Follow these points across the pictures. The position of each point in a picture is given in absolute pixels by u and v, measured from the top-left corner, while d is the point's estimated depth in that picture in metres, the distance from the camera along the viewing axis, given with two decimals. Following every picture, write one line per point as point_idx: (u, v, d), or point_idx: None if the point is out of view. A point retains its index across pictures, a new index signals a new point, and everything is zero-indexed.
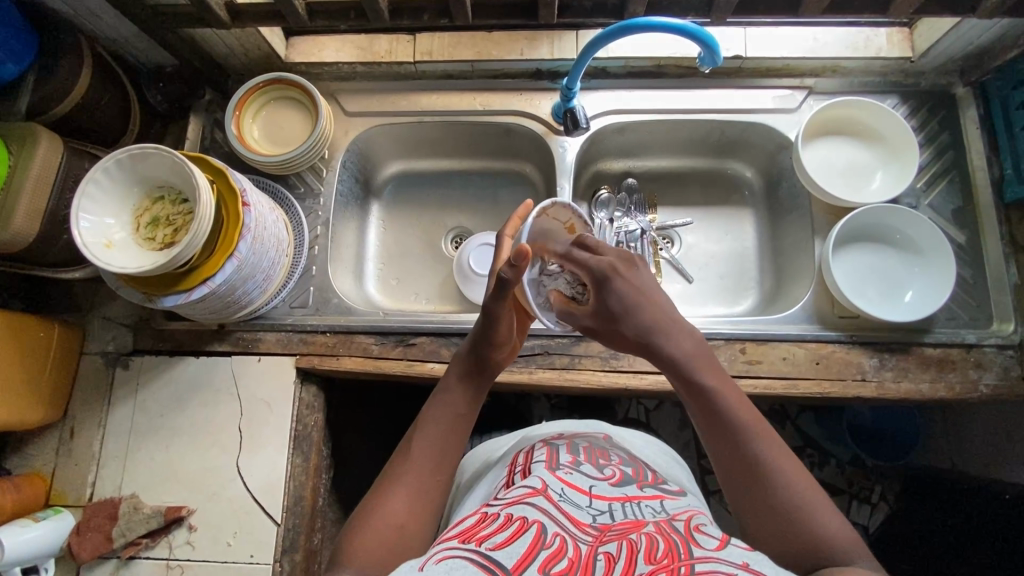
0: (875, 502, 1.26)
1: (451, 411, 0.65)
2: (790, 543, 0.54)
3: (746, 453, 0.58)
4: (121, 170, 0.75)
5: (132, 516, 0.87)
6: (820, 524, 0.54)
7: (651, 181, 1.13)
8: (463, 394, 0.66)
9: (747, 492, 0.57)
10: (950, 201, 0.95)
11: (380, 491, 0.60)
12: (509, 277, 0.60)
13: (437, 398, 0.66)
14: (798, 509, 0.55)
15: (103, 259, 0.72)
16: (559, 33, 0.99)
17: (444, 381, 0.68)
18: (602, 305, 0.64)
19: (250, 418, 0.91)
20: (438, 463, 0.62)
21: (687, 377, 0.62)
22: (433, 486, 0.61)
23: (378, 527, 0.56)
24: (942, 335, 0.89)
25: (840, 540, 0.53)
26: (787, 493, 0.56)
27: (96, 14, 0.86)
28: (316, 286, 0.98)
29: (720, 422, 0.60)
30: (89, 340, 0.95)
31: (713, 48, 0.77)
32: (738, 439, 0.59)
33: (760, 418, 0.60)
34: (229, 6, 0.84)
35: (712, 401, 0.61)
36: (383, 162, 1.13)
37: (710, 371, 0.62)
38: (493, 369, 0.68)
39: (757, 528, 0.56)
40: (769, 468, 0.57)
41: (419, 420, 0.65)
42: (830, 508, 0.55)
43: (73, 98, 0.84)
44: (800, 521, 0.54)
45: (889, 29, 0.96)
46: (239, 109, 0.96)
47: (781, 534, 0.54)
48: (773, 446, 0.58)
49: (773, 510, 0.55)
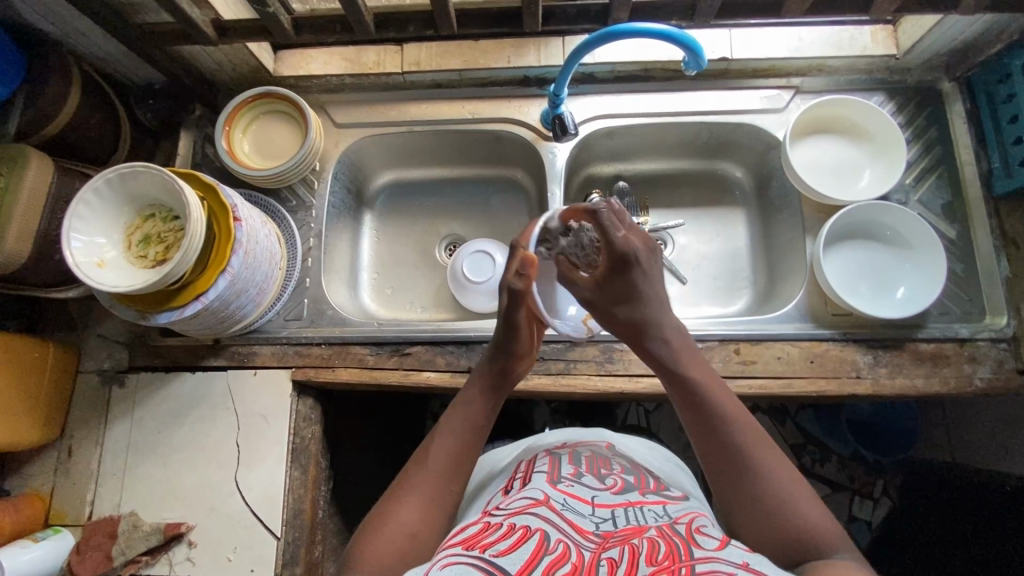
0: (877, 499, 1.25)
1: (469, 421, 0.65)
2: (770, 537, 0.54)
3: (730, 446, 0.58)
4: (112, 189, 0.76)
5: (131, 534, 0.87)
6: (802, 517, 0.54)
7: (641, 183, 1.14)
8: (485, 404, 0.67)
9: (729, 486, 0.57)
10: (939, 196, 0.95)
11: (391, 500, 0.60)
12: (519, 287, 0.66)
13: (459, 403, 0.67)
14: (780, 501, 0.55)
15: (95, 279, 0.72)
16: (546, 40, 1.00)
17: (467, 387, 0.69)
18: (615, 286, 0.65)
19: (247, 432, 0.91)
20: (452, 472, 0.62)
21: (672, 369, 0.63)
22: (445, 495, 0.61)
23: (388, 536, 0.56)
24: (936, 330, 0.89)
25: (820, 534, 0.53)
26: (770, 486, 0.56)
27: (84, 33, 0.86)
28: (311, 298, 0.98)
29: (701, 417, 0.60)
30: (84, 359, 0.96)
31: (697, 51, 0.77)
32: (722, 431, 0.59)
33: (742, 411, 0.60)
34: (215, 22, 0.85)
35: (698, 395, 0.61)
36: (375, 172, 1.13)
37: (694, 366, 0.63)
38: (514, 379, 0.70)
39: (737, 523, 0.56)
40: (749, 458, 0.57)
41: (435, 429, 0.65)
42: (814, 502, 0.55)
43: (60, 120, 0.84)
44: (782, 514, 0.54)
45: (873, 27, 0.97)
46: (229, 123, 0.97)
47: (760, 530, 0.55)
48: (756, 438, 0.58)
49: (752, 503, 0.56)
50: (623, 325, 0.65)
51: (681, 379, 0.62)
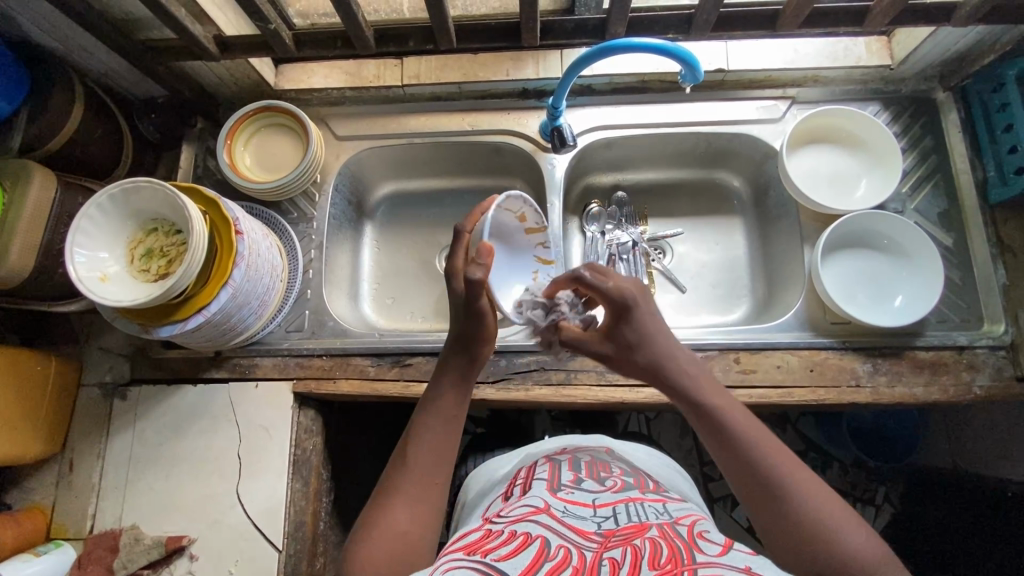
0: (878, 505, 1.22)
1: (443, 413, 0.65)
2: (816, 562, 0.53)
3: (764, 472, 0.58)
4: (114, 204, 0.76)
5: (133, 547, 0.87)
6: (843, 539, 0.53)
7: (641, 193, 1.14)
8: (453, 393, 0.67)
9: (768, 513, 0.57)
10: (936, 205, 0.96)
11: (382, 501, 0.60)
12: (479, 278, 0.62)
13: (427, 402, 0.67)
14: (820, 524, 0.54)
15: (97, 292, 0.73)
16: (544, 53, 1.01)
17: (433, 385, 0.68)
18: (620, 337, 0.66)
19: (249, 445, 0.91)
20: (437, 464, 0.62)
21: (696, 401, 0.63)
22: (433, 489, 0.61)
23: (381, 537, 0.56)
24: (934, 338, 0.90)
25: (864, 558, 0.53)
26: (807, 509, 0.55)
27: (87, 49, 0.87)
28: (312, 310, 0.98)
29: (732, 446, 0.60)
30: (85, 372, 0.96)
31: (693, 65, 0.78)
32: (754, 457, 0.59)
33: (769, 436, 0.60)
34: (218, 39, 0.86)
35: (724, 424, 0.61)
36: (375, 183, 1.14)
37: (715, 394, 0.63)
38: (480, 364, 0.69)
39: (773, 551, 0.56)
40: (784, 483, 0.57)
41: (412, 425, 0.65)
42: (854, 523, 0.55)
43: (63, 136, 0.85)
44: (824, 536, 0.54)
45: (867, 38, 0.98)
46: (230, 137, 0.97)
47: (805, 555, 0.54)
48: (787, 461, 0.58)
49: (794, 529, 0.55)
50: (644, 362, 0.66)
51: (705, 412, 0.62)
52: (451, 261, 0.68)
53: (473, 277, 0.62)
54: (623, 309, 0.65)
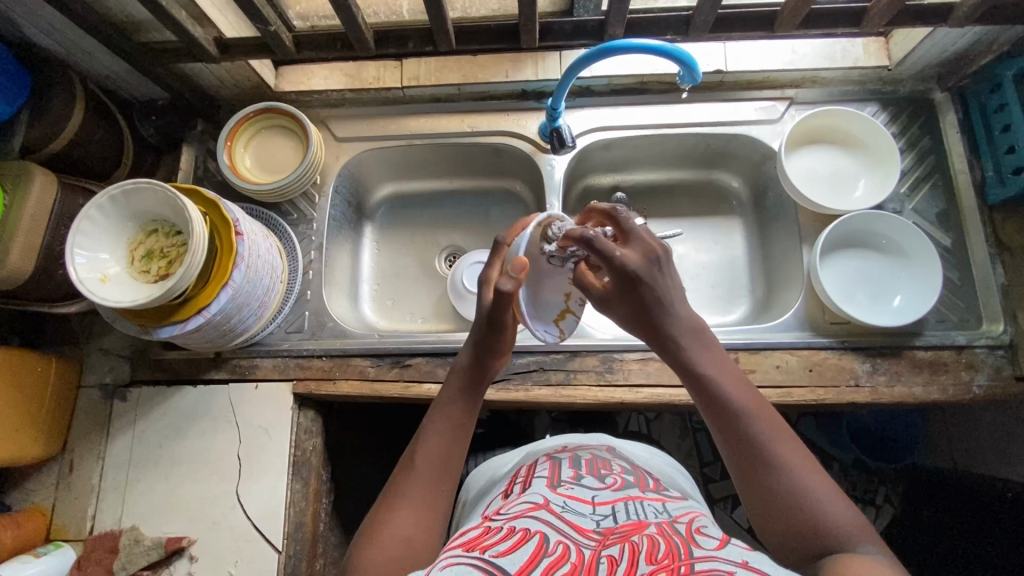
0: (878, 505, 1.24)
1: (452, 420, 0.65)
2: (794, 528, 0.54)
3: (749, 439, 0.58)
4: (115, 206, 0.76)
5: (132, 548, 0.87)
6: (823, 509, 0.54)
7: (640, 194, 1.15)
8: (465, 404, 0.67)
9: (749, 478, 0.57)
10: (935, 205, 0.96)
11: (387, 506, 0.60)
12: (508, 289, 0.63)
13: (436, 410, 0.67)
14: (801, 493, 0.55)
15: (98, 293, 0.73)
16: (543, 55, 1.02)
17: (443, 395, 0.68)
18: (622, 298, 0.65)
19: (249, 446, 0.91)
20: (442, 472, 0.62)
21: (687, 364, 0.63)
22: (437, 496, 0.61)
23: (384, 542, 0.56)
24: (932, 337, 0.90)
25: (843, 528, 0.53)
26: (789, 478, 0.56)
27: (87, 51, 0.87)
28: (312, 311, 0.99)
29: (719, 410, 0.60)
30: (85, 373, 0.96)
31: (691, 66, 0.79)
32: (740, 423, 0.59)
33: (759, 403, 0.60)
34: (218, 40, 0.86)
35: (713, 388, 0.61)
36: (374, 185, 1.14)
37: (707, 359, 0.63)
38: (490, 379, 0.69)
39: (754, 514, 0.57)
40: (767, 451, 0.57)
41: (419, 433, 0.65)
42: (837, 496, 0.55)
43: (64, 138, 0.85)
44: (804, 506, 0.54)
45: (865, 39, 0.98)
46: (231, 139, 0.97)
47: (783, 521, 0.55)
48: (774, 430, 0.58)
49: (773, 496, 0.55)
50: (638, 323, 0.66)
51: (696, 375, 0.62)
52: (487, 272, 0.69)
53: (502, 290, 0.63)
54: (628, 279, 0.62)
